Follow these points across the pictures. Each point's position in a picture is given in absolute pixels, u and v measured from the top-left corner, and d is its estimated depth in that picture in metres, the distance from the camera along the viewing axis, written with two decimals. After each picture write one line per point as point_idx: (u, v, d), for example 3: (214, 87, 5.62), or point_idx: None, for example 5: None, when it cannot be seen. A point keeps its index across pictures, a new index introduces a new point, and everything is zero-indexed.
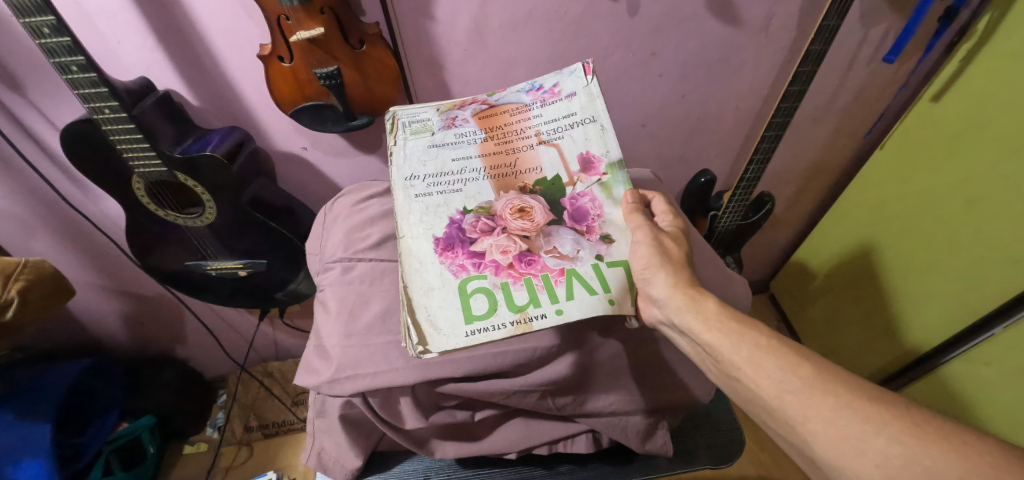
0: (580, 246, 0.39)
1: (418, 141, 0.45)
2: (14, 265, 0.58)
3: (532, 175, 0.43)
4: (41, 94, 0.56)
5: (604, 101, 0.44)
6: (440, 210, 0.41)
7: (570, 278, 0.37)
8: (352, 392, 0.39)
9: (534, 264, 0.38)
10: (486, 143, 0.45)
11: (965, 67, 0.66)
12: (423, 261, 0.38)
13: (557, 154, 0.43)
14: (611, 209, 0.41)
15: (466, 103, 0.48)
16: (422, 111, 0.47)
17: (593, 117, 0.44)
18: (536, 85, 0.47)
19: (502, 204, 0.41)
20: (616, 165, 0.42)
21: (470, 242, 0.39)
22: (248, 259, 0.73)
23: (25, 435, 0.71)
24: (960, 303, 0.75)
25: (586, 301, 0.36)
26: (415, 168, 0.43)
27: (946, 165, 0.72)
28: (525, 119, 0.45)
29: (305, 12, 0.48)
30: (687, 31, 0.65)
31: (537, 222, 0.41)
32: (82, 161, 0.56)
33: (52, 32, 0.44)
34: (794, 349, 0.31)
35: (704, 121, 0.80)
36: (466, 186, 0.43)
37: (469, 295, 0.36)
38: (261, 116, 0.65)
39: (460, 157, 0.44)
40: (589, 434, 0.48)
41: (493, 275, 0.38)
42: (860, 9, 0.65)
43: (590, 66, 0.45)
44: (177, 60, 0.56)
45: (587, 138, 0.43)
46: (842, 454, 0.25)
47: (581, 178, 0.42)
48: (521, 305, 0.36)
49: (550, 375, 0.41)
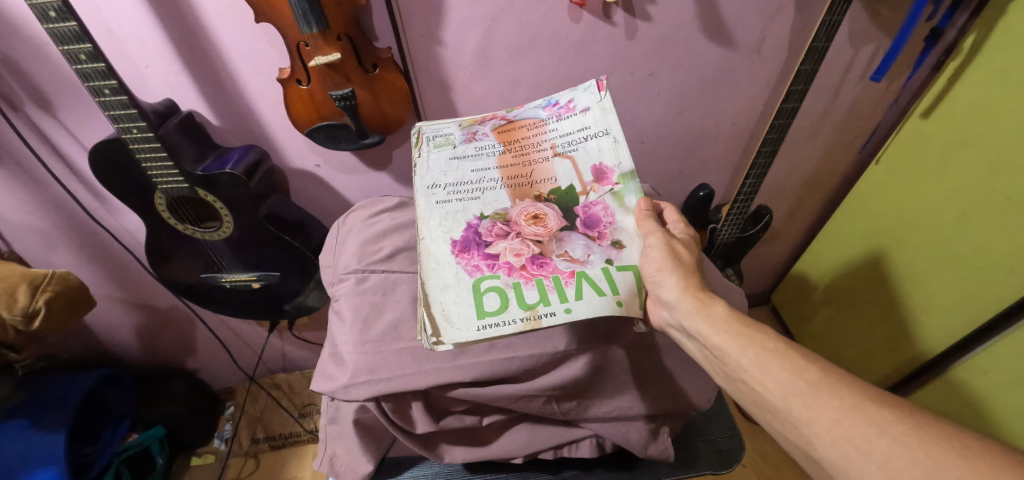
0: (591, 250, 0.42)
1: (441, 154, 0.48)
2: (42, 275, 0.61)
3: (546, 184, 0.46)
4: (72, 116, 0.59)
5: (616, 115, 0.46)
6: (459, 215, 0.44)
7: (580, 279, 0.39)
8: (365, 397, 0.41)
9: (545, 266, 0.41)
10: (504, 155, 0.48)
11: (953, 84, 0.69)
12: (440, 261, 0.41)
13: (571, 165, 0.46)
14: (622, 217, 0.44)
15: (486, 118, 0.52)
16: (445, 127, 0.51)
17: (607, 130, 0.46)
18: (552, 101, 0.51)
19: (517, 211, 0.44)
20: (628, 175, 0.45)
21: (486, 245, 0.42)
22: (261, 271, 0.75)
23: (38, 445, 0.73)
24: (958, 312, 0.76)
25: (595, 302, 0.38)
26: (437, 178, 0.46)
27: (940, 177, 0.74)
28: (541, 133, 0.49)
29: (324, 38, 0.51)
30: (683, 52, 0.68)
31: (550, 228, 0.43)
32: (109, 178, 0.59)
33: (87, 58, 0.47)
34: (800, 353, 0.33)
35: (701, 137, 0.82)
36: (483, 194, 0.46)
37: (482, 293, 0.39)
38: (278, 135, 0.68)
39: (479, 169, 0.47)
40: (592, 438, 0.49)
41: (506, 275, 0.40)
42: (848, 30, 0.69)
43: (604, 83, 0.48)
44: (200, 82, 0.59)
45: (600, 150, 0.46)
46: (846, 455, 0.27)
47: (593, 187, 0.45)
48: (530, 303, 0.38)
49: (555, 380, 0.42)
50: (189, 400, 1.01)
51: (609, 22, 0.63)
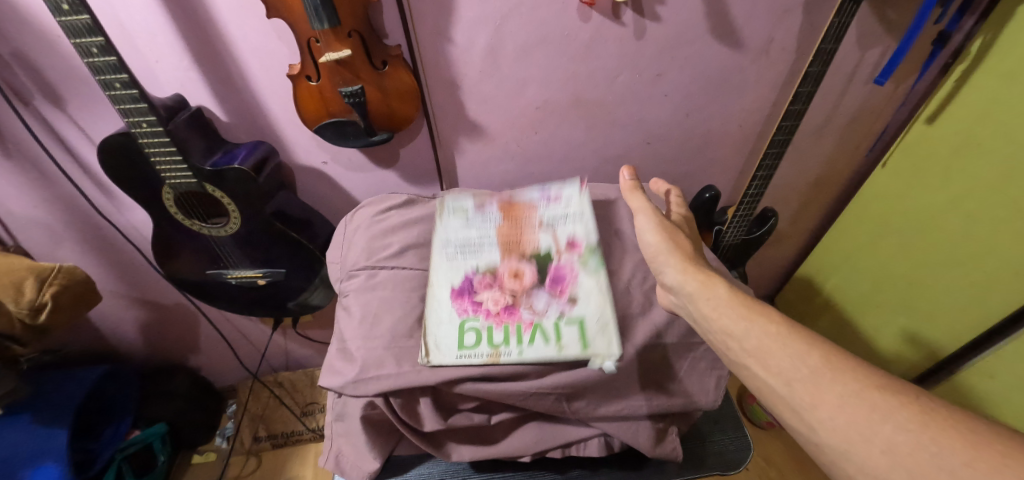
0: (550, 304, 0.46)
1: (453, 217, 0.56)
2: (49, 270, 0.61)
3: (529, 244, 0.52)
4: (82, 110, 0.60)
5: (592, 211, 0.55)
6: (462, 265, 0.50)
7: (536, 330, 0.43)
8: (375, 392, 0.41)
9: (514, 315, 0.45)
10: (501, 221, 0.55)
11: (959, 88, 0.69)
12: (439, 301, 0.46)
13: (551, 236, 0.53)
14: (585, 277, 0.48)
15: (491, 193, 0.60)
16: (460, 195, 0.60)
17: (583, 216, 0.55)
18: (545, 190, 0.59)
19: (503, 265, 0.49)
20: (593, 248, 0.51)
21: (475, 293, 0.47)
22: (268, 268, 0.75)
23: (42, 440, 0.72)
24: (968, 315, 0.76)
25: (540, 349, 0.42)
26: (449, 235, 0.54)
27: (946, 179, 0.74)
28: (533, 208, 0.56)
29: (334, 34, 0.51)
30: (690, 54, 0.68)
31: (524, 283, 0.48)
32: (119, 172, 0.59)
33: (99, 51, 0.47)
34: (805, 339, 0.32)
35: (708, 138, 0.82)
36: (480, 250, 0.52)
37: (464, 331, 0.44)
38: (286, 132, 0.68)
39: (482, 230, 0.54)
40: (601, 438, 0.48)
41: (484, 318, 0.45)
42: (855, 32, 0.69)
43: (586, 183, 0.58)
44: (209, 78, 0.59)
45: (575, 227, 0.53)
46: (848, 440, 0.26)
47: (564, 253, 0.51)
48: (496, 342, 0.42)
49: (565, 378, 0.42)
50: (191, 397, 1.00)
51: (618, 22, 0.63)
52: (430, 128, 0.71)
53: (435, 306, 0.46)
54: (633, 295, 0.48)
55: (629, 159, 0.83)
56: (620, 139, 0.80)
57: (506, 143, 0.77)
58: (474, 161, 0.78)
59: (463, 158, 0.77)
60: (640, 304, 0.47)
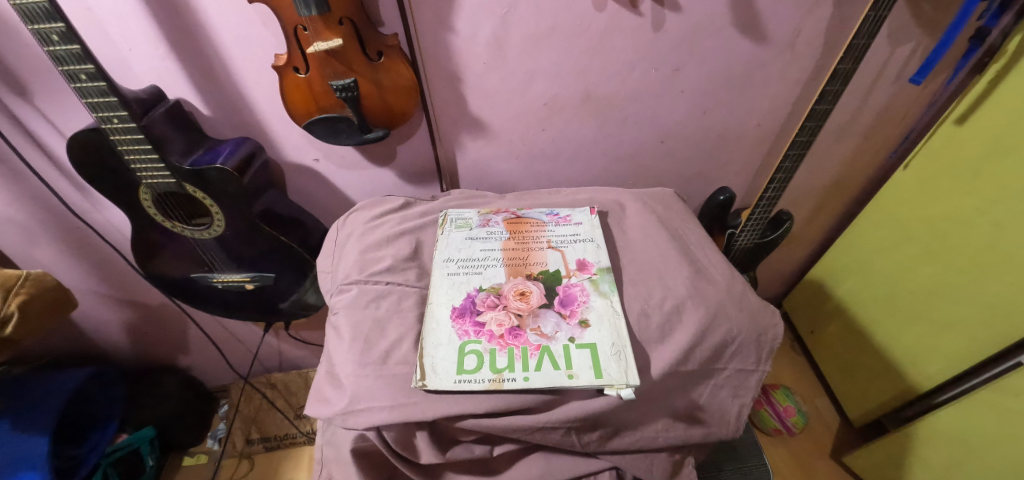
0: (559, 327, 0.41)
1: (459, 234, 0.52)
2: (15, 278, 0.57)
3: (537, 266, 0.48)
4: (48, 103, 0.54)
5: (603, 232, 0.52)
6: (464, 286, 0.46)
7: (544, 352, 0.39)
8: (364, 427, 0.36)
9: (519, 337, 0.40)
10: (508, 241, 0.51)
11: (994, 88, 0.63)
12: (438, 322, 0.42)
13: (560, 256, 0.49)
14: (596, 299, 0.44)
15: (499, 210, 0.57)
16: (466, 211, 0.56)
17: (592, 238, 0.51)
18: (553, 211, 0.56)
19: (509, 286, 0.45)
20: (605, 270, 0.47)
21: (477, 313, 0.43)
22: (255, 272, 0.71)
23: (22, 448, 0.69)
24: (987, 328, 0.72)
25: (548, 374, 0.37)
26: (452, 253, 0.50)
27: (976, 185, 0.69)
28: (540, 231, 0.53)
29: (324, 22, 0.46)
30: (710, 48, 0.63)
31: (532, 304, 0.43)
32: (89, 170, 0.54)
33: (60, 39, 0.42)
34: None
35: (724, 138, 0.77)
36: (485, 270, 0.48)
37: (465, 354, 0.39)
38: (275, 127, 0.63)
39: (487, 248, 0.50)
40: (613, 471, 0.41)
41: (487, 340, 0.40)
42: (888, 27, 0.64)
43: (595, 209, 0.56)
44: (189, 68, 0.54)
45: (584, 250, 0.50)
46: None
47: (575, 273, 0.47)
48: (499, 366, 0.38)
49: (575, 411, 0.37)
50: (181, 400, 0.97)
51: (635, 12, 0.57)
52: (429, 124, 0.66)
53: (435, 327, 0.42)
54: (651, 317, 0.44)
55: (640, 159, 0.79)
56: (631, 137, 0.75)
57: (511, 142, 0.72)
58: (476, 160, 0.74)
59: (465, 156, 0.73)
60: (659, 327, 0.43)
